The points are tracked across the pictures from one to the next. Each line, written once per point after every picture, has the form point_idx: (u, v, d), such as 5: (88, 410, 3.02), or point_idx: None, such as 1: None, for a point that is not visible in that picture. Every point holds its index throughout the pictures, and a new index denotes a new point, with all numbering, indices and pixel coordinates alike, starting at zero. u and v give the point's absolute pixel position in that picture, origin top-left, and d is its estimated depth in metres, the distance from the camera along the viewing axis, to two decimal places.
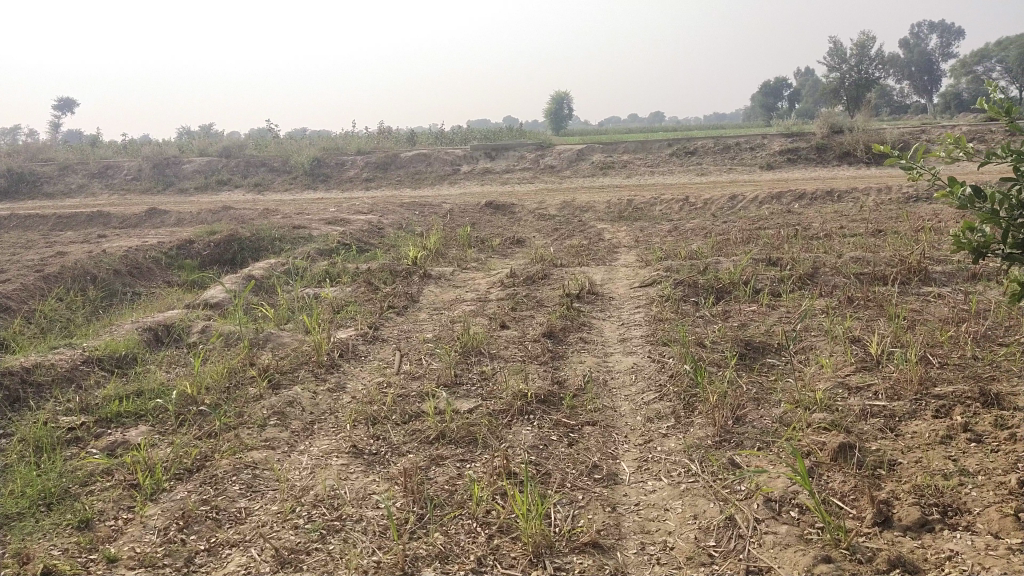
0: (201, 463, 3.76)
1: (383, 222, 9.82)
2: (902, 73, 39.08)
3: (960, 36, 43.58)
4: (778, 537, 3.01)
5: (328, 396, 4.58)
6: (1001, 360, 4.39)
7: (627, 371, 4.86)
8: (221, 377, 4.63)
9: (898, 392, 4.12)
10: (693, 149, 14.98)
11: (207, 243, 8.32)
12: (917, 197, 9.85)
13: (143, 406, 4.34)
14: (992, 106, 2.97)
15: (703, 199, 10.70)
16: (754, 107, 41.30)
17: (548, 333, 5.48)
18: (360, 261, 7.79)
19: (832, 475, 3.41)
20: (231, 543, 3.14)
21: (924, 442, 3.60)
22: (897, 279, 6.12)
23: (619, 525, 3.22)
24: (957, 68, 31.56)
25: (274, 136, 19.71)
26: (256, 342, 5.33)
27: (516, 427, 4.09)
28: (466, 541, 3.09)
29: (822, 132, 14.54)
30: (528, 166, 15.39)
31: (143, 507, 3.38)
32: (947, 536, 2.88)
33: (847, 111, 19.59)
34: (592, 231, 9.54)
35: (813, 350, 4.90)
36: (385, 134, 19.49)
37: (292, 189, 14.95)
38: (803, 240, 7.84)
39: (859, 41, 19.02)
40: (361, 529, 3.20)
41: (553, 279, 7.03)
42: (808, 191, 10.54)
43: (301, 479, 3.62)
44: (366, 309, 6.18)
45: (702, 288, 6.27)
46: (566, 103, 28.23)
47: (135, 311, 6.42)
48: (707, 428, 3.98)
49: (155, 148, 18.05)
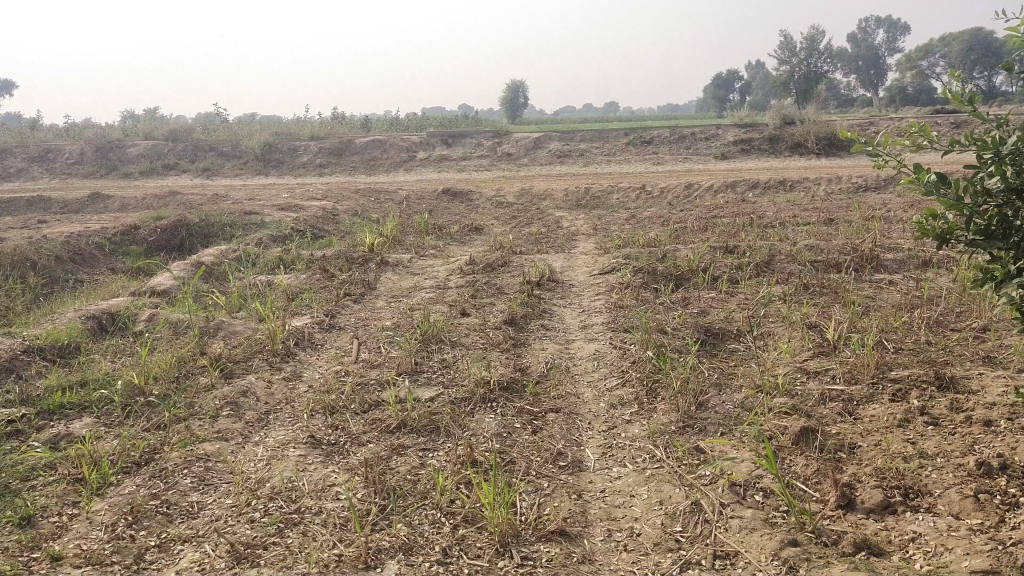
0: (150, 455, 3.60)
1: (338, 208, 9.63)
2: (849, 67, 39.94)
3: (904, 31, 44.69)
4: (744, 521, 3.01)
5: (284, 385, 4.45)
6: (954, 345, 4.48)
7: (589, 357, 4.83)
8: (169, 366, 4.45)
9: (855, 376, 4.16)
10: (649, 138, 15.06)
11: (154, 229, 8.04)
12: (867, 187, 10.06)
13: (88, 397, 4.14)
14: (954, 94, 2.97)
15: (660, 187, 10.75)
16: (707, 98, 41.79)
17: (509, 320, 5.41)
18: (315, 248, 7.62)
19: (795, 459, 3.42)
20: (183, 538, 3.01)
21: (883, 425, 3.64)
22: (851, 266, 6.22)
23: (585, 513, 3.18)
24: (901, 63, 32.36)
25: (224, 121, 19.19)
26: (207, 330, 5.15)
27: (479, 415, 4.02)
28: (430, 532, 3.01)
29: (774, 123, 14.76)
30: (485, 154, 15.29)
31: (89, 502, 3.22)
32: (910, 518, 2.91)
33: (797, 103, 19.93)
34: (551, 218, 9.50)
35: (772, 335, 4.94)
36: (339, 120, 19.15)
37: (243, 174, 14.57)
38: (758, 227, 7.92)
39: (809, 35, 19.35)
40: (321, 521, 3.10)
41: (513, 266, 6.97)
42: (762, 180, 10.67)
43: (257, 471, 3.49)
44: (322, 297, 6.03)
45: (662, 275, 6.27)
46: (522, 91, 28.16)
47: (78, 299, 6.16)
48: (670, 414, 3.97)
49: (99, 131, 17.43)
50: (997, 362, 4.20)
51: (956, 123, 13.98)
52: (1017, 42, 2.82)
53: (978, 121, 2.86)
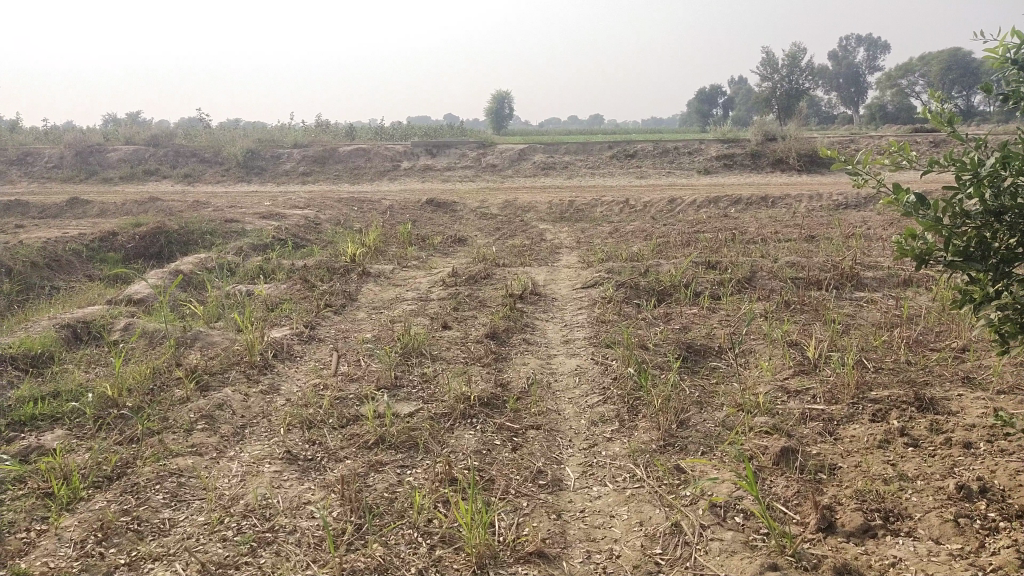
0: (121, 470, 3.52)
1: (320, 217, 9.55)
2: (830, 85, 40.45)
3: (885, 50, 45.33)
4: (724, 544, 2.98)
5: (261, 398, 4.38)
6: (933, 365, 4.51)
7: (571, 373, 4.80)
8: (144, 377, 4.36)
9: (836, 395, 4.16)
10: (633, 152, 15.12)
11: (132, 236, 7.93)
12: (847, 205, 10.15)
13: (60, 408, 4.05)
14: (935, 115, 2.97)
15: (644, 201, 10.78)
16: (691, 113, 42.16)
17: (491, 333, 5.38)
18: (296, 257, 7.54)
19: (776, 480, 3.41)
20: (153, 557, 2.93)
21: (863, 446, 3.64)
22: (832, 284, 6.25)
23: (565, 533, 3.14)
24: (882, 81, 32.82)
25: (207, 126, 19.04)
26: (184, 340, 5.07)
27: (459, 431, 3.98)
28: (407, 552, 2.96)
29: (756, 139, 14.87)
30: (469, 164, 15.28)
31: (58, 518, 3.14)
32: (890, 542, 2.90)
33: (778, 119, 20.12)
34: (534, 230, 9.49)
35: (753, 353, 4.93)
36: (324, 128, 19.07)
37: (225, 180, 14.46)
38: (741, 243, 7.95)
39: (791, 52, 19.57)
40: (295, 541, 3.04)
41: (496, 279, 6.94)
42: (744, 196, 10.73)
43: (231, 487, 3.42)
44: (302, 307, 5.96)
45: (644, 290, 6.27)
46: (508, 103, 28.21)
47: (53, 306, 6.05)
48: (651, 432, 3.95)
49: (79, 134, 17.23)
50: (976, 383, 4.23)
51: (935, 142, 14.17)
52: (996, 64, 2.83)
53: (957, 142, 2.87)
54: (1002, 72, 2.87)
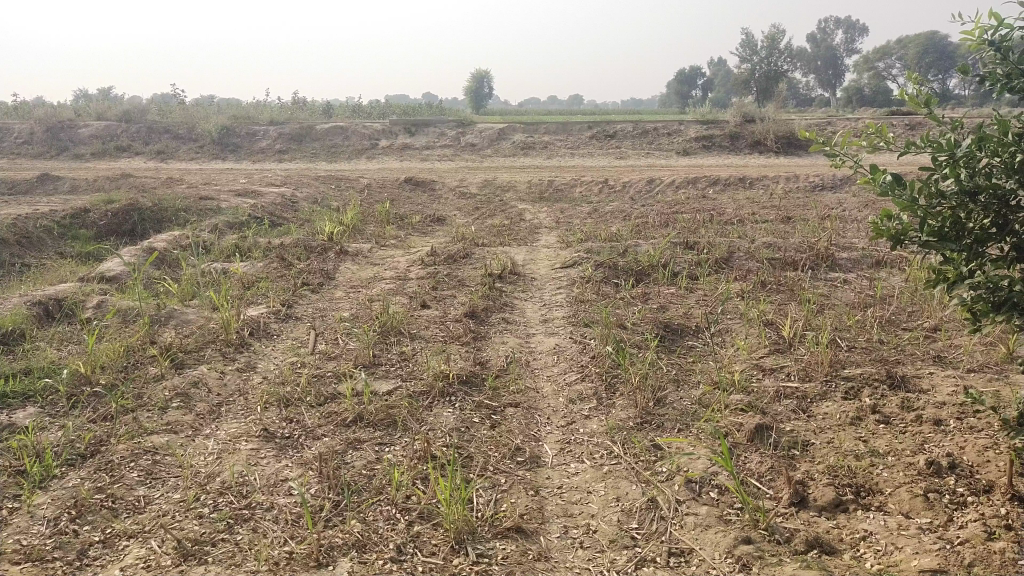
0: (95, 448, 3.49)
1: (297, 195, 9.45)
2: (808, 67, 40.64)
3: (863, 33, 45.54)
4: (698, 518, 3.03)
5: (237, 376, 4.35)
6: (905, 344, 4.58)
7: (549, 351, 4.82)
8: (118, 355, 4.31)
9: (810, 374, 4.22)
10: (612, 132, 15.11)
11: (105, 212, 7.80)
12: (824, 187, 10.23)
13: (32, 386, 4.00)
14: (912, 97, 2.97)
15: (623, 182, 10.78)
16: (671, 94, 42.22)
17: (469, 312, 5.37)
18: (273, 236, 7.47)
19: (750, 456, 3.45)
20: (129, 534, 2.91)
21: (835, 423, 3.70)
22: (807, 265, 6.31)
23: (542, 509, 3.17)
24: (860, 65, 32.99)
25: (180, 102, 18.73)
26: (158, 318, 5.01)
27: (437, 409, 3.98)
28: (385, 529, 2.97)
29: (735, 120, 14.91)
30: (448, 143, 15.17)
31: (31, 495, 3.10)
32: (861, 516, 2.96)
33: (757, 101, 20.18)
34: (514, 210, 9.46)
35: (730, 332, 4.98)
36: (301, 105, 18.85)
37: (199, 158, 14.25)
38: (718, 224, 7.99)
39: (771, 34, 19.59)
40: (272, 517, 3.04)
41: (475, 259, 6.92)
42: (723, 177, 10.77)
43: (207, 465, 3.41)
44: (279, 286, 5.91)
45: (622, 270, 6.29)
46: (488, 82, 28.01)
47: (25, 283, 5.95)
48: (628, 410, 3.98)
49: (50, 109, 16.87)
50: (947, 362, 4.31)
51: (911, 125, 14.30)
52: (974, 45, 2.85)
53: (934, 122, 2.88)
54: (978, 55, 2.90)
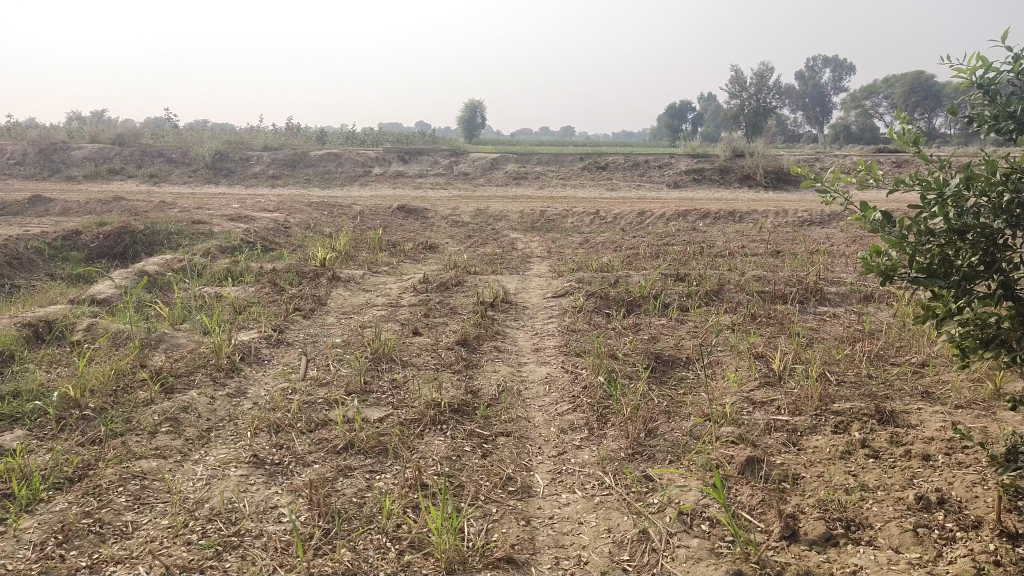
0: (83, 471, 3.45)
1: (290, 221, 9.48)
2: (797, 103, 41.24)
3: (849, 71, 46.46)
4: (690, 551, 3.02)
5: (227, 401, 4.32)
6: (893, 379, 4.62)
7: (541, 381, 4.83)
8: (107, 379, 4.29)
9: (800, 407, 4.24)
10: (604, 164, 15.25)
11: (97, 235, 7.80)
12: (812, 222, 10.35)
13: (19, 408, 3.96)
14: (899, 135, 3.01)
15: (614, 213, 10.86)
16: (663, 127, 42.70)
17: (461, 340, 5.38)
18: (265, 260, 7.47)
19: (741, 488, 3.46)
20: (116, 560, 2.87)
21: (826, 457, 3.72)
22: (796, 298, 6.37)
23: (533, 539, 3.15)
24: (849, 103, 33.52)
25: (174, 127, 18.80)
26: (148, 342, 4.98)
27: (428, 437, 3.97)
28: (375, 558, 2.95)
29: (725, 154, 15.10)
30: (441, 172, 15.28)
31: (17, 519, 3.06)
32: (851, 550, 2.97)
33: (746, 136, 20.44)
34: (506, 239, 9.52)
35: (720, 364, 5.01)
36: (295, 131, 18.97)
37: (191, 182, 14.26)
38: (708, 257, 8.06)
39: (759, 71, 19.93)
40: (261, 545, 3.01)
41: (467, 287, 6.94)
42: (712, 211, 10.88)
43: (195, 491, 3.38)
44: (270, 311, 5.90)
45: (613, 300, 6.33)
46: (480, 112, 28.24)
47: (14, 305, 5.91)
48: (620, 440, 3.99)
49: (43, 131, 16.88)
50: (935, 398, 4.34)
51: (898, 163, 14.54)
52: (963, 87, 2.92)
53: (922, 161, 2.92)
54: (966, 96, 2.96)
